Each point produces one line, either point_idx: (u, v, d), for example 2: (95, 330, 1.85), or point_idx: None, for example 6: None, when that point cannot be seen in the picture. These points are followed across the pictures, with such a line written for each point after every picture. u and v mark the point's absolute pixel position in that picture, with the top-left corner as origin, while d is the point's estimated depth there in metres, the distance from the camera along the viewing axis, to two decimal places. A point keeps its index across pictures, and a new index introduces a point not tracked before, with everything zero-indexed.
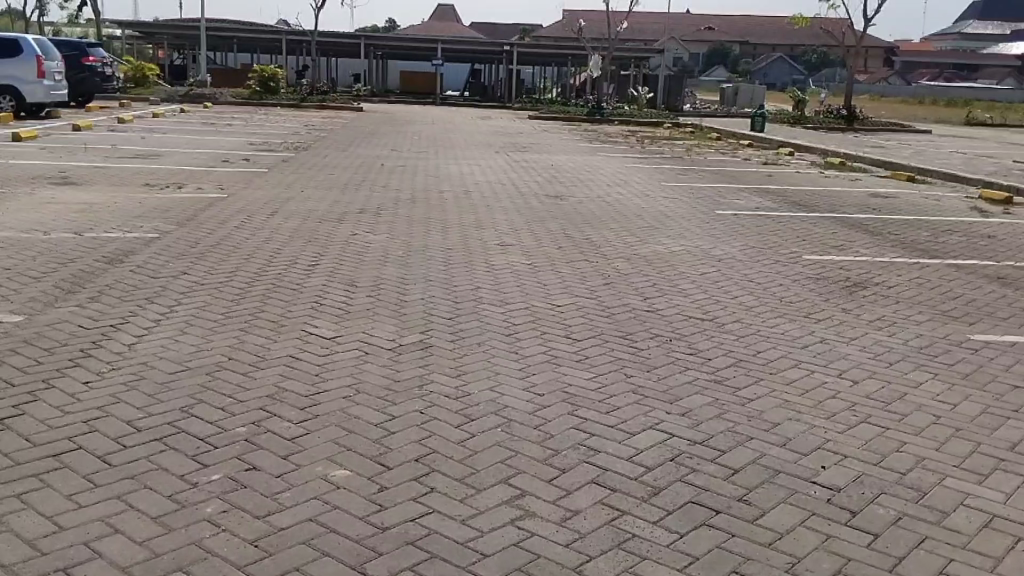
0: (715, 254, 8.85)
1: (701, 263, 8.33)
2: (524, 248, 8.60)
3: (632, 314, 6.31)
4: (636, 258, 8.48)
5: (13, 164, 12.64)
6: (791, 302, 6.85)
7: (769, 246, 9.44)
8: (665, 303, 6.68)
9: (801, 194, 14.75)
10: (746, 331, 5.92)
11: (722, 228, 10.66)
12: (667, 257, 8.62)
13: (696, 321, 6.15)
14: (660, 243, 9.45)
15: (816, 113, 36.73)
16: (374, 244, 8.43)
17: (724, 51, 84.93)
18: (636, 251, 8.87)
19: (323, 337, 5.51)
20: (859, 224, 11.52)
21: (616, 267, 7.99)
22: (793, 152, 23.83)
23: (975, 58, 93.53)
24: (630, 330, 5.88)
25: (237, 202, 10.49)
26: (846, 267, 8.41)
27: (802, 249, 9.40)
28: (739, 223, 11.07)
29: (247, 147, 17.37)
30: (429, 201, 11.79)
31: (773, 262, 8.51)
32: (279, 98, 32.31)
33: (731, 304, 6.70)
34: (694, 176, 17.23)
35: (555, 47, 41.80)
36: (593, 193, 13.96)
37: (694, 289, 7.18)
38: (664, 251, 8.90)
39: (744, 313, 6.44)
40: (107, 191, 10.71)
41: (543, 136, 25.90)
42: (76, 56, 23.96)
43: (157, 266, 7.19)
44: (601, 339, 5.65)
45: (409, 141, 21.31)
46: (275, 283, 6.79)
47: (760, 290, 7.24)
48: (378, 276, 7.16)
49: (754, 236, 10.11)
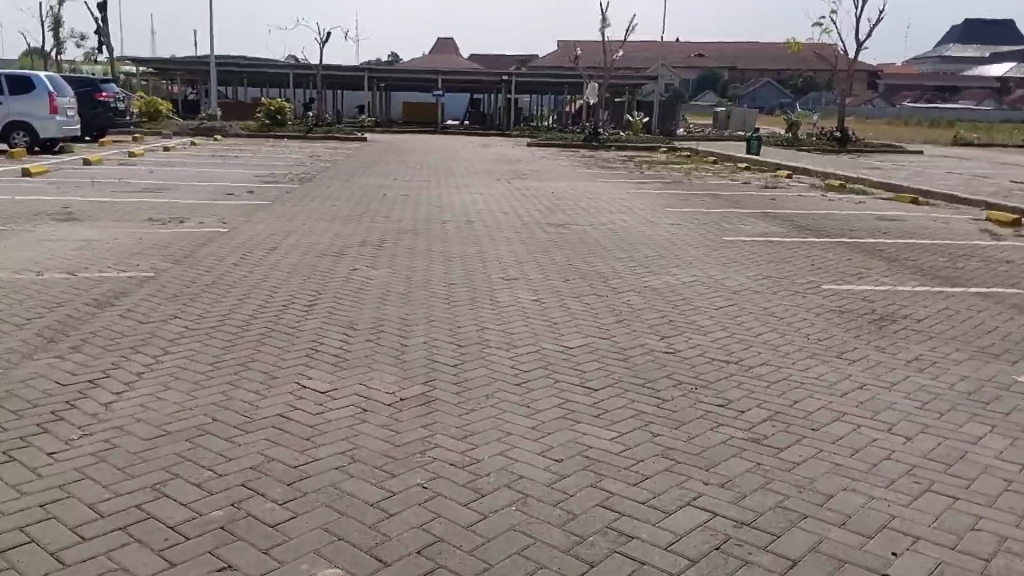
0: (729, 284, 8.41)
1: (718, 296, 7.86)
2: (530, 283, 8.16)
3: (655, 357, 5.84)
4: (651, 292, 8.01)
5: (25, 198, 12.18)
6: (818, 339, 6.38)
7: (784, 276, 8.99)
8: (684, 343, 6.20)
9: (806, 223, 14.38)
10: (777, 376, 5.47)
11: (731, 256, 10.25)
12: (685, 290, 8.14)
13: (724, 365, 5.70)
14: (671, 274, 9.01)
15: (811, 135, 36.59)
16: (375, 280, 8.00)
17: (717, 76, 85.56)
18: (648, 284, 8.42)
19: (316, 392, 5.05)
20: (872, 251, 11.06)
21: (631, 303, 7.51)
22: (792, 175, 23.54)
23: (965, 79, 94.00)
24: (652, 375, 5.45)
25: (237, 237, 10.06)
26: (870, 298, 7.97)
27: (818, 277, 8.94)
28: (748, 251, 10.64)
29: (250, 179, 16.97)
30: (430, 232, 11.37)
31: (790, 293, 8.09)
32: (286, 130, 32.15)
33: (758, 343, 6.24)
34: (696, 201, 16.86)
35: (552, 75, 41.85)
36: (597, 221, 13.56)
37: (714, 326, 6.70)
38: (679, 283, 8.46)
39: (772, 353, 6.00)
40: (112, 227, 10.04)
41: (541, 162, 25.69)
42: (89, 92, 23.82)
43: (149, 305, 6.68)
44: (623, 388, 5.21)
45: (409, 169, 21.02)
46: (270, 327, 6.33)
47: (783, 325, 6.80)
48: (378, 316, 6.71)
49: (765, 264, 9.68)
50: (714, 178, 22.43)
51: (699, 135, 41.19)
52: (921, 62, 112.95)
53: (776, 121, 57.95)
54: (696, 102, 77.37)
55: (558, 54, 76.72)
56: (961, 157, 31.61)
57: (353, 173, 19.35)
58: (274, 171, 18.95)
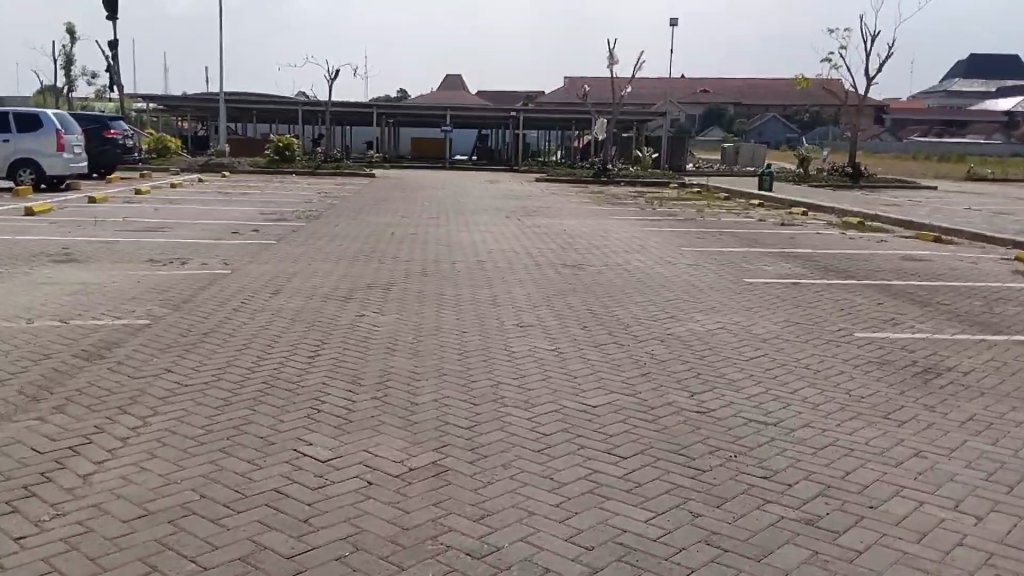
0: (757, 332, 8.00)
1: (745, 346, 7.48)
2: (546, 330, 7.78)
3: (684, 417, 5.44)
4: (673, 341, 7.62)
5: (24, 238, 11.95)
6: (863, 394, 5.99)
7: (815, 321, 8.58)
8: (715, 400, 5.80)
9: (827, 265, 13.98)
10: (820, 442, 5.08)
11: (756, 300, 9.86)
12: (711, 338, 7.75)
13: (761, 427, 5.30)
14: (693, 320, 8.62)
15: (822, 170, 36.34)
16: (382, 327, 7.61)
17: (724, 112, 85.94)
18: (670, 331, 8.04)
19: (316, 462, 4.65)
20: (902, 294, 10.64)
21: (655, 353, 7.12)
22: (807, 211, 23.18)
23: (973, 114, 94.02)
24: (683, 441, 5.06)
25: (239, 279, 9.73)
26: (911, 347, 7.54)
27: (850, 323, 8.52)
28: (773, 294, 10.24)
29: (257, 217, 16.76)
30: (439, 273, 11.02)
31: (824, 342, 7.70)
32: (294, 166, 32.09)
33: (797, 399, 5.85)
34: (712, 240, 16.50)
35: (561, 111, 41.88)
36: (611, 261, 13.20)
37: (746, 379, 6.31)
38: (701, 330, 8.08)
39: (812, 412, 5.60)
40: (110, 271, 9.74)
41: (551, 198, 25.44)
42: (97, 129, 23.80)
43: (142, 356, 6.30)
44: (652, 460, 4.81)
45: (417, 206, 20.79)
46: (269, 381, 5.93)
47: (821, 377, 6.41)
48: (385, 368, 6.31)
49: (793, 308, 9.28)
50: (728, 215, 22.10)
51: (709, 170, 41.04)
52: (928, 97, 113.26)
53: (786, 157, 57.85)
54: (703, 137, 77.58)
55: (565, 90, 77.29)
56: (977, 193, 31.23)
57: (360, 210, 19.10)
58: (281, 208, 18.72)
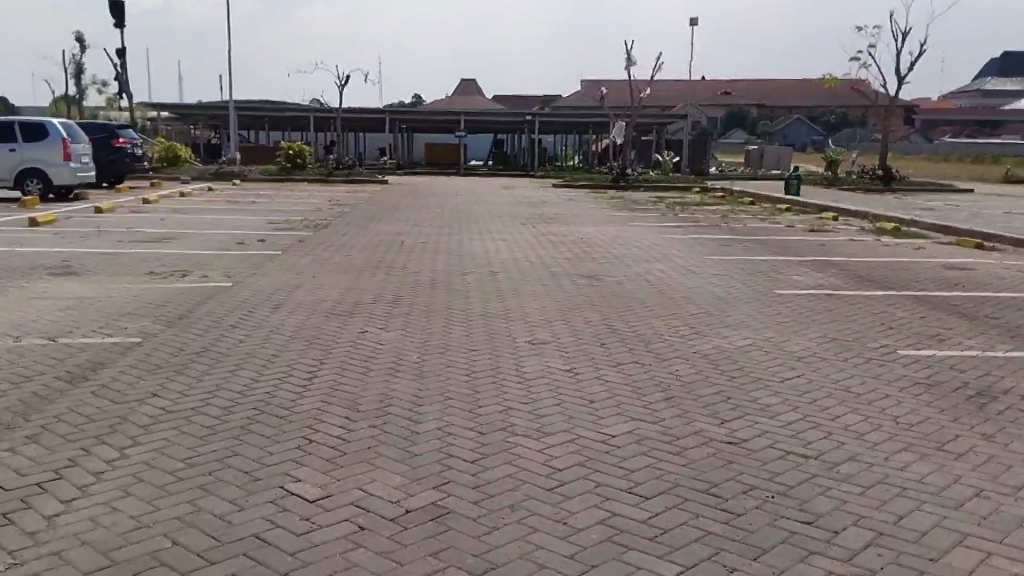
0: (792, 360, 7.78)
1: (771, 381, 7.00)
2: (561, 348, 7.47)
3: (706, 458, 5.01)
4: (694, 368, 7.16)
5: (19, 254, 11.85)
6: (900, 451, 5.47)
7: (848, 358, 8.06)
8: (749, 431, 5.59)
9: (859, 277, 13.37)
10: (858, 500, 4.60)
11: (784, 326, 9.35)
12: (734, 369, 7.28)
13: (792, 476, 4.85)
14: (715, 343, 8.16)
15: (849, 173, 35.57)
16: (387, 344, 7.24)
17: (744, 116, 84.97)
18: (691, 356, 7.59)
19: (305, 501, 4.22)
20: (942, 320, 10.04)
21: (676, 381, 6.68)
22: (836, 216, 22.56)
23: (1003, 114, 92.01)
24: (705, 486, 4.63)
25: (238, 294, 9.49)
26: (956, 391, 6.98)
27: (915, 349, 8.52)
28: (802, 321, 9.72)
29: (265, 226, 16.55)
30: (451, 284, 10.71)
31: (857, 381, 7.17)
32: (306, 174, 31.94)
33: (830, 449, 5.36)
34: (737, 249, 15.94)
35: (579, 116, 41.39)
36: (631, 271, 12.82)
37: (784, 407, 6.22)
38: (723, 358, 7.61)
39: (847, 464, 5.13)
40: (104, 288, 9.57)
41: (569, 205, 25.05)
42: (105, 138, 23.90)
43: (129, 379, 5.90)
44: (677, 504, 4.35)
45: (433, 214, 20.50)
46: (261, 405, 5.51)
47: (855, 426, 5.91)
48: (386, 391, 5.90)
49: (823, 340, 8.76)
50: (753, 220, 21.47)
51: (731, 174, 40.33)
52: (957, 96, 111.02)
53: (812, 159, 56.82)
54: (724, 140, 76.67)
55: (583, 94, 76.76)
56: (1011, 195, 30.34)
57: (374, 219, 18.85)
58: (291, 217, 18.52)
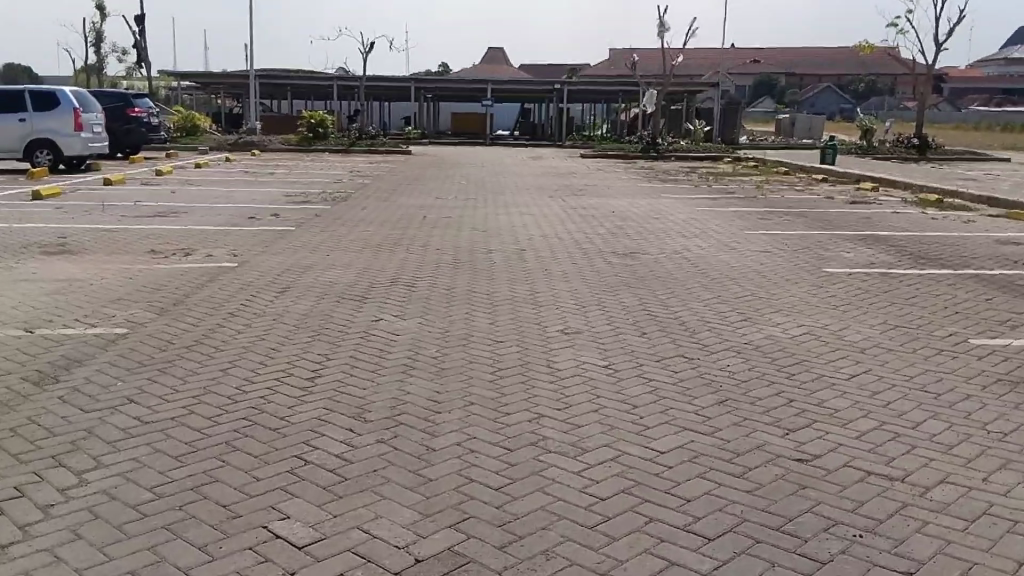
0: (852, 354, 6.97)
1: (837, 379, 6.19)
2: (594, 342, 6.75)
3: (771, 484, 4.26)
4: (746, 366, 6.38)
5: (20, 230, 11.33)
6: (1000, 469, 4.66)
7: (918, 351, 7.19)
8: (818, 444, 4.83)
9: (912, 253, 12.37)
10: (961, 539, 3.82)
11: (839, 312, 8.49)
12: (791, 365, 6.48)
13: (878, 507, 4.07)
14: (767, 336, 7.35)
15: (886, 142, 34.09)
16: (402, 338, 6.57)
17: (772, 83, 82.65)
18: (742, 353, 6.79)
19: (293, 549, 3.48)
20: (1013, 303, 9.10)
21: (728, 381, 5.92)
22: (876, 186, 21.41)
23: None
24: (776, 525, 3.86)
25: (245, 275, 8.86)
26: None
27: (991, 338, 7.61)
28: (859, 306, 8.83)
29: (281, 199, 15.86)
30: (475, 262, 9.99)
31: (933, 379, 6.32)
32: (327, 144, 31.18)
33: (921, 465, 4.57)
34: (778, 222, 14.95)
35: (606, 84, 40.10)
36: (667, 247, 11.99)
37: (855, 413, 5.41)
38: (777, 354, 6.82)
39: (940, 489, 4.34)
40: (103, 269, 9.00)
41: (597, 175, 24.11)
42: (121, 107, 23.33)
43: (104, 382, 5.22)
44: (743, 551, 3.58)
45: (456, 185, 19.72)
46: (252, 415, 4.81)
47: (943, 432, 5.10)
48: (399, 397, 5.20)
49: (886, 329, 7.88)
50: (790, 191, 20.40)
51: (763, 143, 38.84)
52: (993, 60, 106.87)
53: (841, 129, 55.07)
54: (753, 108, 74.57)
55: (608, 62, 74.98)
56: None
57: (395, 190, 18.13)
58: (308, 189, 17.86)
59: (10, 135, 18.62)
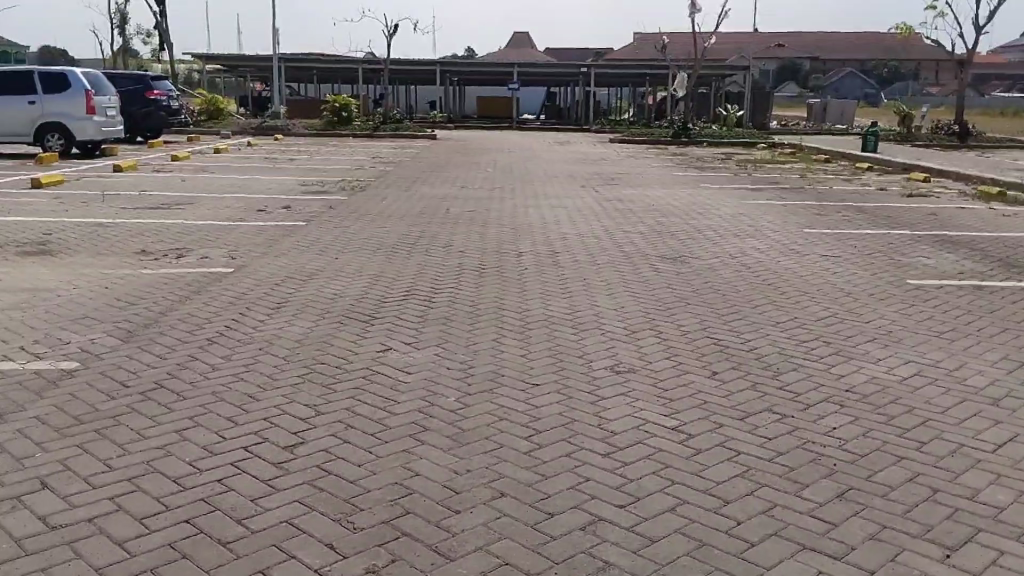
0: (982, 404, 5.47)
1: (983, 455, 4.71)
2: (655, 391, 5.34)
3: None
4: (858, 435, 4.94)
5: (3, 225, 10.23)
6: None
7: None
8: None
9: (998, 260, 10.68)
10: None
11: (944, 340, 6.97)
12: (916, 432, 5.00)
13: None
14: (871, 381, 5.86)
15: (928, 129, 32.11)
16: (413, 381, 5.22)
17: (799, 67, 80.06)
18: (845, 409, 5.33)
19: None
20: None
21: (839, 468, 4.50)
22: (929, 176, 19.67)
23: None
24: None
25: (240, 283, 7.59)
26: None
27: None
28: (966, 331, 7.24)
29: (296, 189, 14.58)
30: (502, 268, 8.63)
31: None
32: (351, 128, 29.93)
33: None
34: (835, 218, 13.37)
35: (639, 67, 38.24)
36: (720, 249, 10.51)
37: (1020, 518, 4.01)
38: (891, 410, 5.33)
39: None
40: (78, 273, 7.77)
41: (630, 162, 22.58)
42: (140, 89, 22.24)
43: (15, 456, 3.91)
44: None
45: (481, 173, 18.36)
46: (199, 516, 3.47)
47: None
48: (403, 485, 3.84)
49: (1013, 367, 6.33)
50: (837, 181, 18.69)
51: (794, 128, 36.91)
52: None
53: (869, 112, 54.63)
54: (775, 91, 72.11)
55: (637, 46, 72.87)
56: None
57: (416, 179, 16.82)
58: (325, 177, 16.60)
59: (20, 118, 17.60)
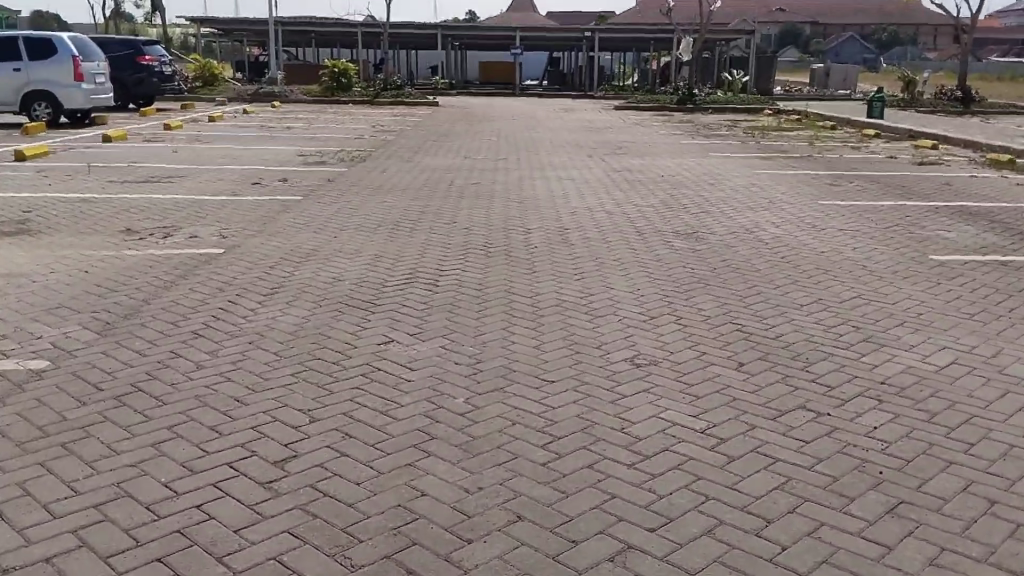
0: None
1: None
2: (680, 389, 4.88)
3: None
4: (902, 436, 4.50)
5: None
6: None
7: None
8: None
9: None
10: None
11: (980, 323, 6.50)
12: (966, 432, 4.56)
13: None
14: (910, 371, 5.41)
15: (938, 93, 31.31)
16: (416, 378, 4.77)
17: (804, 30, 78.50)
18: (885, 405, 4.88)
19: None
20: None
21: (886, 476, 4.07)
22: (942, 143, 19.06)
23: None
24: None
25: (230, 265, 7.12)
26: None
27: None
28: (1002, 313, 6.76)
29: (291, 159, 14.03)
30: (508, 246, 8.15)
31: None
32: (350, 95, 29.17)
33: None
34: (851, 189, 12.84)
35: (642, 31, 37.25)
36: (736, 223, 10.02)
37: None
38: (935, 406, 4.88)
39: None
40: (57, 254, 7.30)
41: (635, 130, 21.94)
42: (131, 55, 21.51)
43: None
44: None
45: (482, 142, 17.77)
46: (173, 554, 3.05)
47: None
48: (405, 509, 3.41)
49: None
50: (848, 149, 18.10)
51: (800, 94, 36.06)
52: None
53: (876, 75, 53.33)
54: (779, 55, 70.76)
55: (640, 9, 71.33)
56: None
57: (416, 149, 16.25)
58: (323, 147, 16.03)
59: (7, 86, 16.96)
